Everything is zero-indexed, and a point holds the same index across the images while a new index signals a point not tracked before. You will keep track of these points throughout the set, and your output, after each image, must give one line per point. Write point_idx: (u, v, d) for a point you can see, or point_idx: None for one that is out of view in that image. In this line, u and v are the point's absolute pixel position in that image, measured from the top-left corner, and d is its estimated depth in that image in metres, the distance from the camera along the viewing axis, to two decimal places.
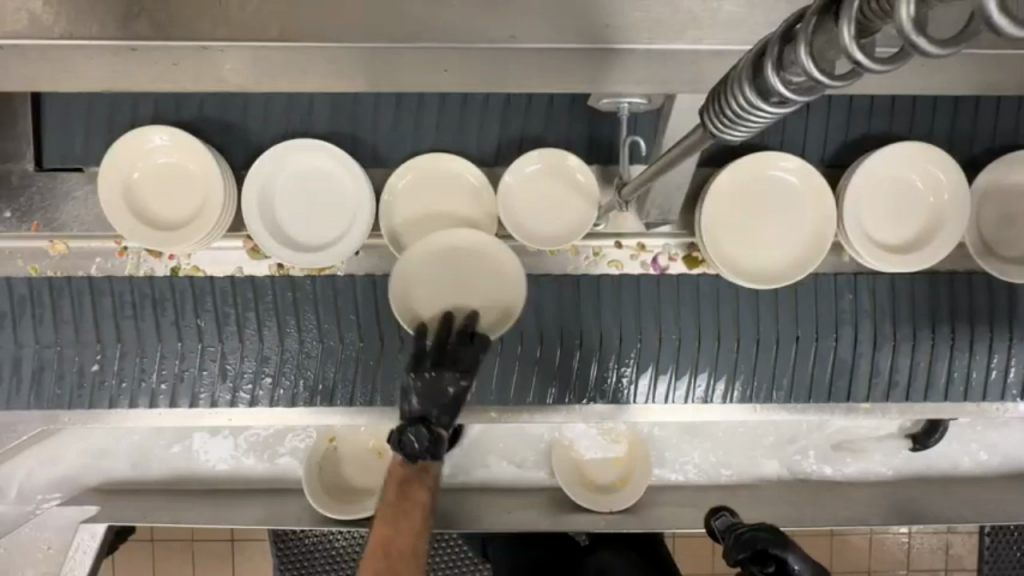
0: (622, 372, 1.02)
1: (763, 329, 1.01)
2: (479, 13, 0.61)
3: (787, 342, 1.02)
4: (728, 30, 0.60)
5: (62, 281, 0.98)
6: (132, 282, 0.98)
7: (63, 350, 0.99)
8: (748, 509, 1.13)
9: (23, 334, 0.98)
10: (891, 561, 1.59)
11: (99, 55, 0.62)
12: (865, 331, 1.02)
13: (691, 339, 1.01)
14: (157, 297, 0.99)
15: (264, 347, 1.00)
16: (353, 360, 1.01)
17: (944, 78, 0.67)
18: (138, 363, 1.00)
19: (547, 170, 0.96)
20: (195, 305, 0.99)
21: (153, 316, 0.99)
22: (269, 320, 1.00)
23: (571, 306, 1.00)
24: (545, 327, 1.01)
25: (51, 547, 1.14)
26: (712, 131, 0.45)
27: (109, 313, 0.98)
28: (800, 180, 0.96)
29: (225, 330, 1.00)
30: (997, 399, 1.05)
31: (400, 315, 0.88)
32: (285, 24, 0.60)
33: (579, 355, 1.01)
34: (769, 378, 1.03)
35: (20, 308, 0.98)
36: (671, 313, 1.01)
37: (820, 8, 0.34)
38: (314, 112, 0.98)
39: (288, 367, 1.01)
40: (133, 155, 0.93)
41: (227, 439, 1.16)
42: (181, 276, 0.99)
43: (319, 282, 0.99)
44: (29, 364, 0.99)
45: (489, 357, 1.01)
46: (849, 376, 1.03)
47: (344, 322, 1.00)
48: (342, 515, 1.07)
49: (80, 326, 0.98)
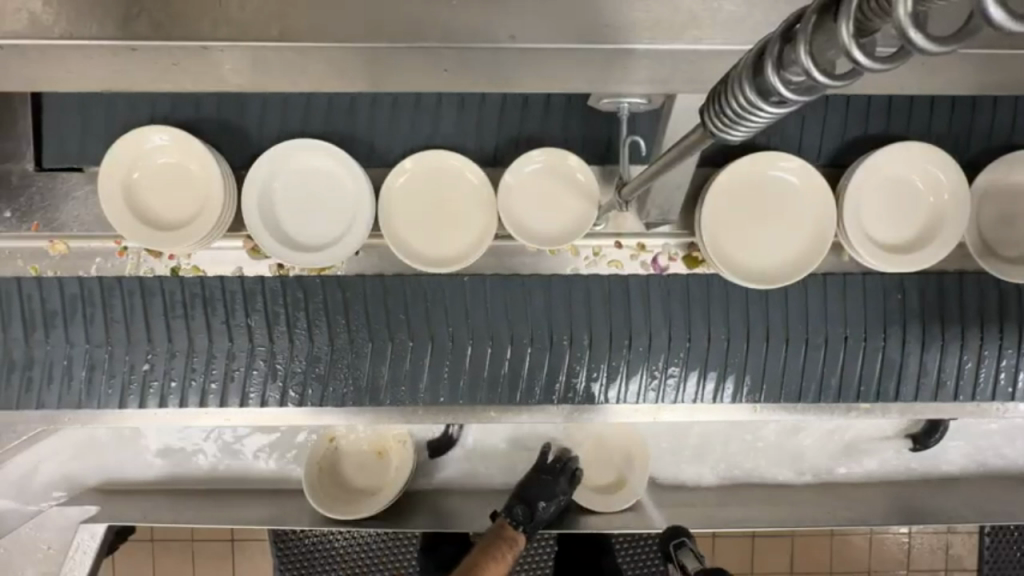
0: (671, 373, 1.01)
1: (812, 329, 1.01)
2: (480, 13, 0.61)
3: (836, 342, 1.01)
4: (728, 31, 0.60)
5: (114, 280, 0.97)
6: (183, 282, 0.98)
7: (113, 349, 0.98)
8: (747, 509, 1.13)
9: (73, 334, 0.98)
10: (891, 561, 1.59)
11: (98, 55, 0.62)
12: (914, 330, 1.02)
13: (741, 339, 1.01)
14: (208, 297, 0.98)
15: (315, 346, 1.00)
16: (402, 359, 1.00)
17: (941, 77, 0.67)
18: (190, 364, 0.99)
19: (547, 170, 0.96)
20: (245, 304, 0.98)
21: (204, 315, 0.98)
22: (319, 321, 0.99)
23: (622, 305, 1.00)
24: (594, 327, 1.00)
25: (51, 547, 1.14)
26: (713, 131, 0.44)
27: (159, 313, 0.98)
28: (800, 180, 0.96)
29: (276, 330, 0.99)
30: (1000, 399, 1.05)
31: (395, 248, 0.94)
32: (285, 25, 0.60)
33: (630, 354, 1.00)
34: (818, 379, 1.03)
35: (72, 308, 0.97)
36: (722, 313, 1.00)
37: (820, 8, 0.34)
38: (314, 112, 0.98)
39: (340, 366, 1.00)
40: (133, 155, 0.93)
41: (229, 440, 1.16)
42: (232, 277, 0.98)
43: (371, 282, 0.99)
44: (79, 366, 0.98)
45: (539, 357, 1.00)
46: (900, 376, 1.03)
47: (393, 321, 0.99)
48: (341, 515, 1.07)
49: (131, 325, 0.98)
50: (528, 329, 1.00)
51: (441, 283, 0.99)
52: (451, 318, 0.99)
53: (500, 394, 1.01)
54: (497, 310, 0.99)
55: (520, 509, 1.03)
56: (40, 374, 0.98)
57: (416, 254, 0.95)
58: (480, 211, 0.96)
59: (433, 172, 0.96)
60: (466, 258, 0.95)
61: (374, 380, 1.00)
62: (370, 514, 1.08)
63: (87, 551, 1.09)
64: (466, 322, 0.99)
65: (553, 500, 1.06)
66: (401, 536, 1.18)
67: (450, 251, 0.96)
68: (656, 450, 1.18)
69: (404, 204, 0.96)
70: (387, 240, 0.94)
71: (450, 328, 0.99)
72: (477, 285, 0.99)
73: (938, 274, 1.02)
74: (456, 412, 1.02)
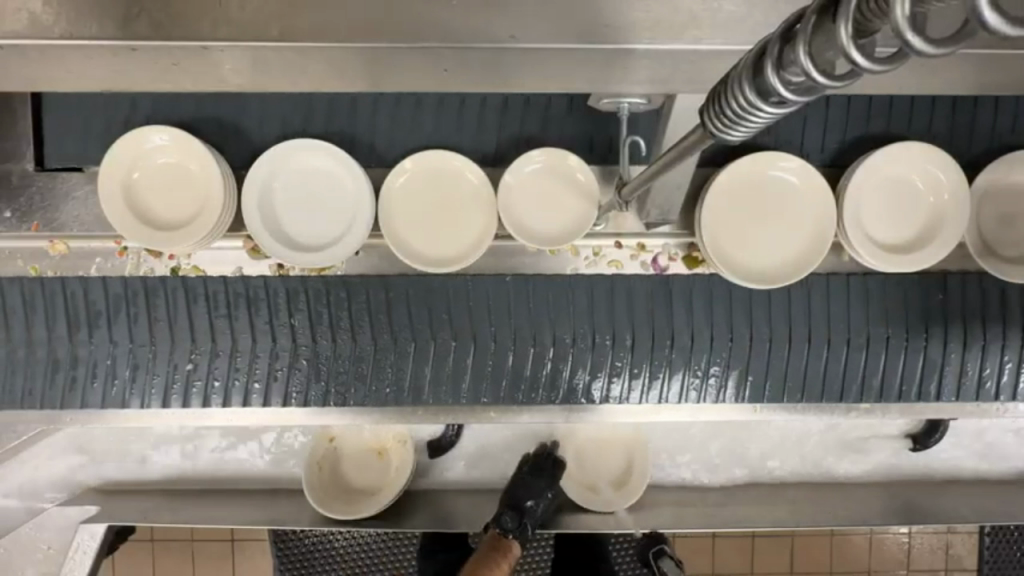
0: (711, 374, 1.01)
1: (854, 329, 1.01)
2: (480, 13, 0.61)
3: (878, 341, 1.01)
4: (728, 31, 0.60)
5: (157, 282, 0.98)
6: (227, 282, 0.98)
7: (157, 349, 0.98)
8: (746, 509, 1.13)
9: (117, 333, 0.98)
10: (891, 561, 1.59)
11: (99, 55, 0.62)
12: (956, 331, 1.02)
13: (783, 339, 1.01)
14: (251, 297, 0.99)
15: (360, 346, 0.99)
16: (446, 360, 1.00)
17: (940, 77, 0.67)
18: (234, 364, 0.99)
19: (547, 170, 0.96)
20: (289, 304, 0.99)
21: (248, 315, 0.99)
22: (362, 321, 0.99)
23: (663, 304, 1.00)
24: (636, 326, 1.00)
25: (51, 547, 1.15)
26: (713, 131, 0.44)
27: (203, 312, 0.98)
28: (800, 180, 0.96)
29: (320, 330, 0.99)
30: (1000, 399, 1.04)
31: (396, 249, 0.94)
32: (285, 25, 0.60)
33: (672, 354, 1.00)
34: (860, 381, 1.03)
35: (116, 307, 0.98)
36: (764, 312, 1.01)
37: (819, 8, 0.34)
38: (314, 112, 0.98)
39: (383, 365, 1.00)
40: (133, 155, 0.93)
41: (230, 441, 1.16)
42: (276, 277, 0.99)
43: (414, 280, 0.99)
44: (123, 365, 0.99)
45: (580, 357, 1.00)
46: (939, 377, 1.03)
47: (436, 321, 1.00)
48: (341, 515, 1.08)
49: (174, 325, 0.98)
50: (571, 328, 1.00)
51: (482, 283, 0.99)
52: (495, 317, 1.00)
53: (536, 395, 1.01)
54: (540, 309, 1.00)
55: (509, 516, 1.02)
56: (84, 373, 0.99)
57: (417, 254, 0.95)
58: (480, 211, 0.96)
59: (433, 172, 0.96)
60: (468, 258, 0.95)
61: (417, 380, 1.00)
62: (370, 514, 1.08)
63: (87, 551, 1.09)
64: (510, 322, 0.99)
65: (540, 500, 1.06)
66: (398, 537, 1.18)
67: (451, 251, 0.96)
68: (657, 451, 1.18)
69: (404, 204, 0.96)
70: (388, 240, 0.94)
71: (493, 327, 1.00)
72: (519, 285, 0.99)
73: (978, 275, 1.02)
74: (455, 412, 1.02)
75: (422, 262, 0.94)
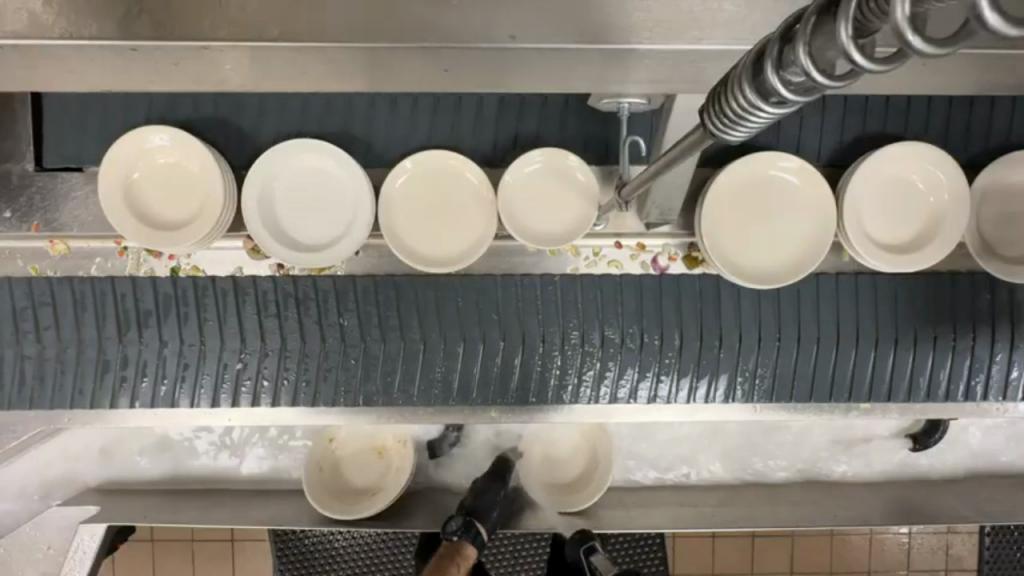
0: (759, 374, 1.01)
1: (901, 329, 1.01)
2: (481, 12, 0.61)
3: (926, 340, 1.01)
4: (729, 31, 0.61)
5: (207, 280, 0.98)
6: (276, 282, 0.98)
7: (207, 349, 0.98)
8: (746, 508, 1.13)
9: (167, 332, 0.98)
10: (891, 562, 1.59)
11: (99, 55, 0.62)
12: (1003, 330, 1.02)
13: (832, 340, 1.01)
14: (300, 297, 0.98)
15: (409, 344, 0.99)
16: (494, 359, 1.00)
17: (936, 77, 0.67)
18: (283, 363, 0.99)
19: (547, 170, 0.96)
20: (338, 303, 0.99)
21: (297, 315, 0.99)
22: (411, 321, 0.99)
23: (711, 304, 1.00)
24: (684, 326, 1.00)
25: (51, 546, 1.12)
26: (713, 131, 0.44)
27: (252, 313, 0.98)
28: (800, 180, 0.96)
29: (370, 330, 0.99)
30: (999, 399, 1.04)
31: (397, 249, 0.94)
32: (286, 26, 0.60)
33: (721, 354, 1.00)
34: (908, 380, 1.03)
35: (166, 308, 0.98)
36: (813, 312, 1.01)
37: (819, 8, 0.34)
38: (314, 112, 0.98)
39: (432, 365, 1.00)
40: (133, 156, 0.94)
41: (232, 440, 1.16)
42: (325, 276, 0.99)
43: (463, 281, 0.99)
44: (172, 365, 0.99)
45: (630, 358, 1.00)
46: (986, 377, 1.03)
47: (485, 321, 0.99)
48: (341, 515, 1.07)
49: (224, 325, 0.98)
50: (619, 328, 1.00)
51: (530, 283, 0.99)
52: (544, 316, 0.99)
53: (583, 393, 1.01)
54: (589, 309, 1.00)
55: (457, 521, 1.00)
56: (134, 373, 0.98)
57: (417, 254, 0.95)
58: (480, 210, 0.96)
59: (434, 172, 0.96)
60: (468, 258, 0.95)
61: (466, 380, 1.00)
62: (369, 514, 1.07)
63: (87, 552, 1.08)
64: (560, 321, 0.99)
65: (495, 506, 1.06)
66: (398, 536, 1.18)
67: (450, 251, 0.96)
68: (656, 449, 1.18)
69: (402, 204, 0.96)
70: (387, 240, 0.94)
71: (542, 327, 0.99)
72: (567, 285, 0.99)
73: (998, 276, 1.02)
74: (455, 412, 1.02)
75: (422, 262, 0.94)
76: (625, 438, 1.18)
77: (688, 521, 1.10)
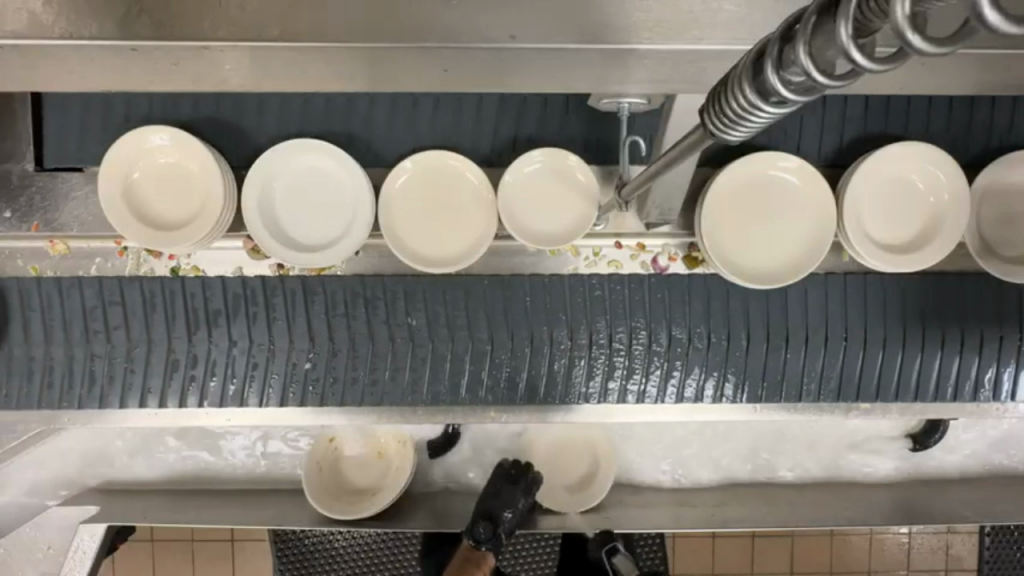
0: (826, 374, 1.02)
1: (966, 329, 1.01)
2: (482, 12, 0.61)
3: (992, 339, 1.02)
4: (728, 30, 0.61)
5: (276, 282, 0.98)
6: (343, 279, 0.99)
7: (275, 349, 0.99)
8: (747, 507, 1.13)
9: (236, 332, 0.99)
10: (891, 562, 1.59)
11: (99, 56, 0.62)
12: None
13: (898, 339, 1.01)
14: (368, 297, 0.99)
15: (477, 344, 1.00)
16: (560, 359, 1.00)
17: (934, 76, 0.67)
18: (353, 363, 1.00)
19: (548, 170, 0.96)
20: (406, 304, 0.99)
21: (366, 315, 0.99)
22: (479, 321, 1.00)
23: (779, 304, 1.01)
24: (751, 325, 1.00)
25: (51, 546, 1.12)
26: (713, 131, 0.44)
27: (321, 313, 0.99)
28: (800, 179, 0.96)
29: (438, 330, 1.00)
30: (997, 399, 1.04)
31: (397, 249, 0.94)
32: (287, 26, 0.61)
33: (788, 354, 1.01)
34: (973, 380, 1.03)
35: (235, 308, 0.98)
36: (878, 312, 1.01)
37: (819, 7, 0.34)
38: (313, 112, 0.98)
39: (499, 364, 1.00)
40: (133, 156, 0.94)
41: (234, 440, 1.16)
42: (394, 278, 1.00)
43: (533, 282, 1.00)
44: (241, 365, 0.99)
45: (699, 358, 1.01)
46: None
47: (554, 319, 1.00)
48: (342, 515, 1.07)
49: (293, 325, 0.99)
50: (686, 328, 1.00)
51: (596, 283, 1.00)
52: (611, 315, 1.00)
53: (649, 393, 1.02)
54: (656, 309, 1.00)
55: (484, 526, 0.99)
56: (203, 372, 0.99)
57: (416, 253, 0.95)
58: (482, 210, 0.97)
59: (434, 172, 0.96)
60: (468, 258, 0.95)
61: (533, 379, 1.00)
62: (369, 513, 1.07)
63: (87, 552, 1.07)
64: (626, 321, 1.00)
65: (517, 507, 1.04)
66: (399, 536, 1.18)
67: (450, 250, 0.96)
68: (657, 448, 1.18)
69: (402, 203, 0.96)
70: (387, 240, 0.93)
71: (610, 326, 1.00)
72: (636, 285, 1.00)
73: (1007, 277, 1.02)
74: (456, 412, 1.01)
75: (422, 262, 0.94)
76: (628, 439, 1.18)
77: (688, 521, 1.10)
